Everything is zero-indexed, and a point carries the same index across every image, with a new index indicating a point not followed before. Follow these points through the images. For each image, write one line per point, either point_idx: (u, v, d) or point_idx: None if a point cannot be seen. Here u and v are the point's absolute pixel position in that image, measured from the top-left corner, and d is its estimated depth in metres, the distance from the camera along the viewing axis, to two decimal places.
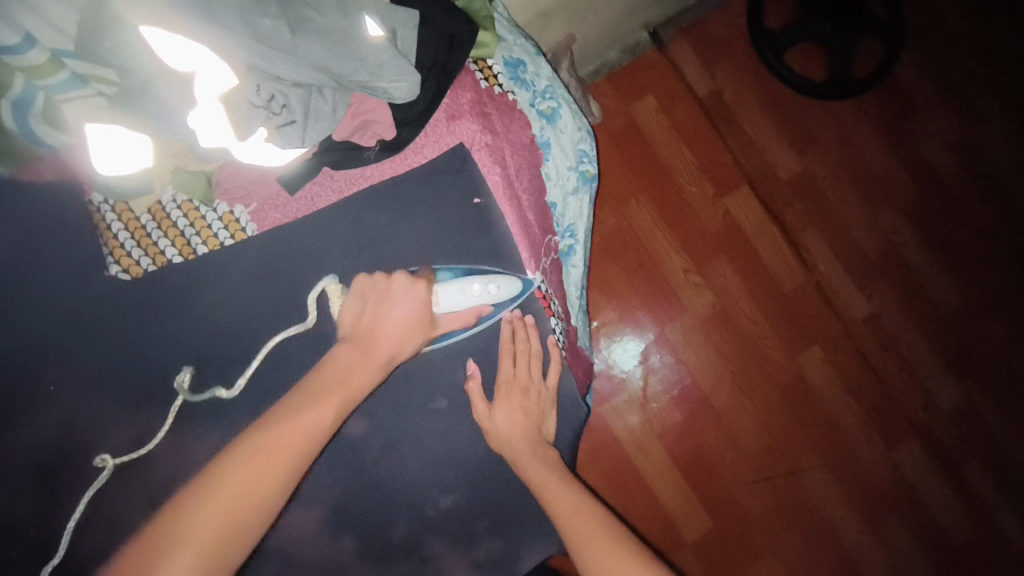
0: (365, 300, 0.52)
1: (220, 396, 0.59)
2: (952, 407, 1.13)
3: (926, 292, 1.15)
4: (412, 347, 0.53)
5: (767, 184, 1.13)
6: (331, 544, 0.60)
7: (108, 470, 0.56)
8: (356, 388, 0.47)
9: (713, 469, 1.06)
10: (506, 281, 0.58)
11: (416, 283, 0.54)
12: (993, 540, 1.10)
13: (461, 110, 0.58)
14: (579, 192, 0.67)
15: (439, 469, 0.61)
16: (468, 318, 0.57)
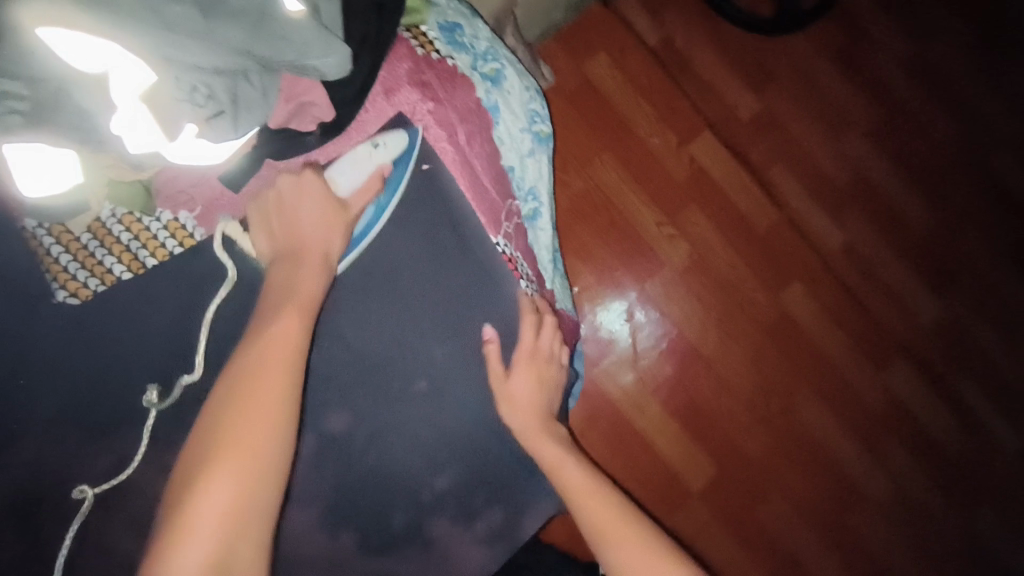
0: (270, 221, 0.53)
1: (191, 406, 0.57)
2: (933, 321, 1.14)
3: (897, 213, 1.16)
4: (334, 236, 0.54)
5: (728, 127, 1.14)
6: (332, 542, 0.59)
7: (89, 501, 0.56)
8: (312, 293, 0.50)
9: (711, 416, 1.07)
10: (391, 135, 0.57)
11: (303, 174, 0.54)
12: (985, 442, 1.14)
13: (399, 82, 0.57)
14: (536, 152, 0.66)
15: (431, 451, 0.60)
16: (372, 184, 0.56)
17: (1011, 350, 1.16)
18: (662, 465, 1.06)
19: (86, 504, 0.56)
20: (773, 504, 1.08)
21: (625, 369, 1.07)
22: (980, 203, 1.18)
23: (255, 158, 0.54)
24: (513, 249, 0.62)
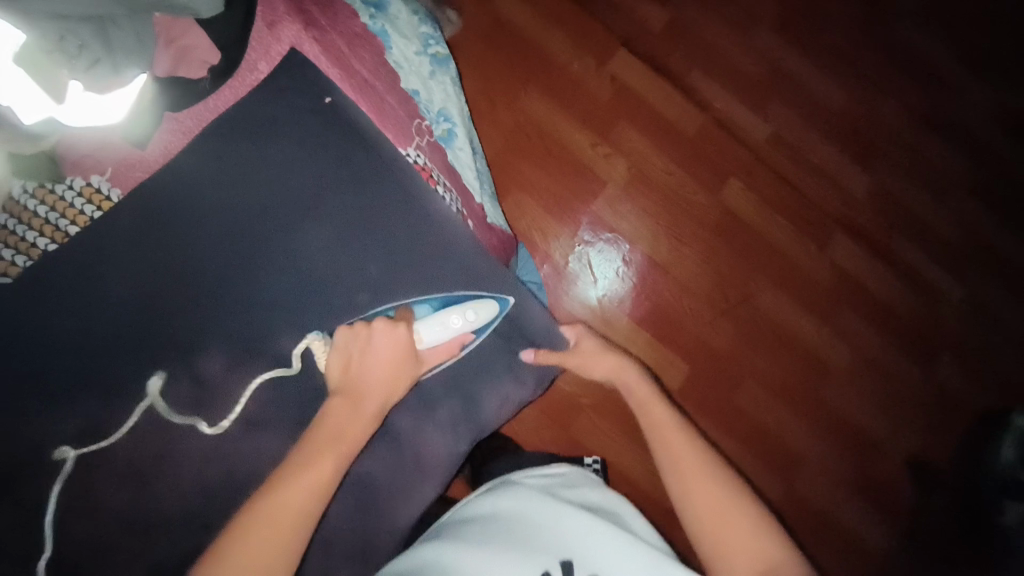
0: (350, 352, 0.60)
1: (152, 357, 0.58)
2: (867, 192, 1.20)
3: (817, 96, 1.20)
4: (401, 380, 0.60)
5: (643, 42, 1.16)
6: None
7: (70, 462, 0.56)
8: (354, 440, 0.55)
9: (676, 320, 1.12)
10: (484, 306, 0.67)
11: (398, 328, 0.62)
12: (938, 299, 1.20)
13: (278, 15, 0.64)
14: (438, 74, 0.75)
15: None
16: (452, 346, 0.66)
17: (942, 206, 1.22)
18: None
19: (69, 470, 0.55)
20: (746, 390, 1.12)
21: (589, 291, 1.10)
22: (892, 71, 1.23)
23: (157, 111, 0.59)
24: (425, 160, 0.70)
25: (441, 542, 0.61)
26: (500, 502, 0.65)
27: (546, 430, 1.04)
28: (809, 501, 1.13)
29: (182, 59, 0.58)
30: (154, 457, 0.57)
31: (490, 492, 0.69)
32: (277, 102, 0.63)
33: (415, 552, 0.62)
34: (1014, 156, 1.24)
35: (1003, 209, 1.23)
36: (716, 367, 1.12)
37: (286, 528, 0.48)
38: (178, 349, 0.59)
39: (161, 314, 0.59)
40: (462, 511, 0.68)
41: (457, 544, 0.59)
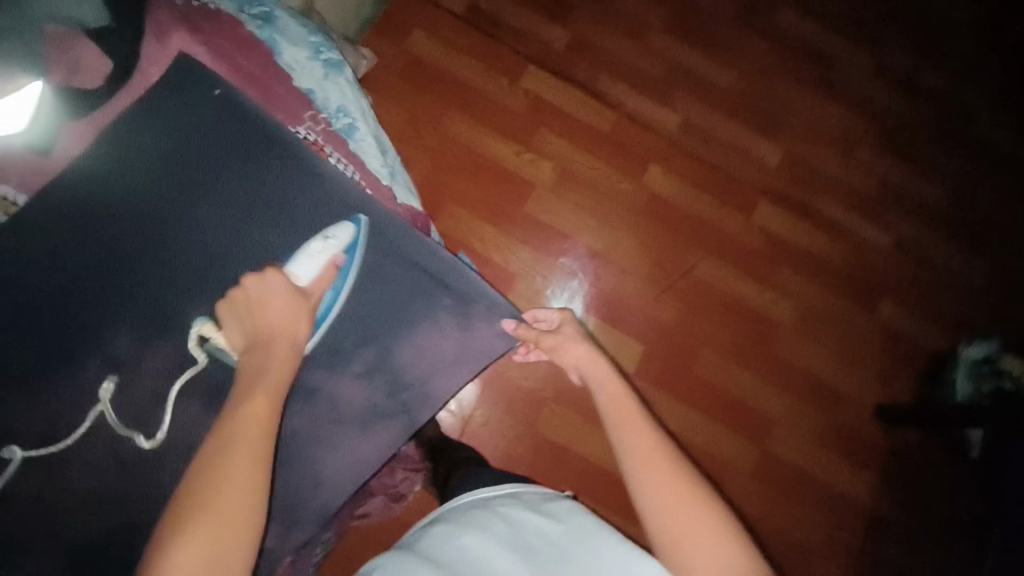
0: (243, 317, 0.61)
1: (61, 338, 0.63)
2: (779, 161, 1.29)
3: (716, 85, 1.31)
4: (300, 319, 0.61)
5: (548, 59, 1.27)
6: (216, 424, 0.64)
7: (15, 462, 0.59)
8: (279, 382, 0.56)
9: (621, 302, 1.15)
10: (341, 229, 0.69)
11: (266, 274, 0.62)
12: (868, 249, 1.25)
13: (167, 27, 0.72)
14: (332, 77, 0.81)
15: None
16: (327, 274, 0.66)
17: (851, 164, 1.31)
18: None
19: (10, 467, 0.59)
20: (703, 358, 1.14)
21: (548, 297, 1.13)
22: (778, 56, 1.35)
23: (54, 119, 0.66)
24: (317, 136, 0.78)
25: (466, 530, 0.54)
26: (539, 517, 0.55)
27: (510, 430, 1.02)
28: (786, 461, 1.11)
29: (75, 67, 0.67)
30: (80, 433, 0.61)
31: (527, 499, 0.59)
32: (187, 107, 0.71)
33: (433, 530, 0.56)
34: (903, 113, 1.36)
35: (906, 161, 1.33)
36: (669, 341, 1.14)
37: (251, 459, 0.50)
38: (82, 332, 0.63)
39: (71, 308, 0.64)
40: (490, 502, 0.59)
41: (492, 544, 0.52)
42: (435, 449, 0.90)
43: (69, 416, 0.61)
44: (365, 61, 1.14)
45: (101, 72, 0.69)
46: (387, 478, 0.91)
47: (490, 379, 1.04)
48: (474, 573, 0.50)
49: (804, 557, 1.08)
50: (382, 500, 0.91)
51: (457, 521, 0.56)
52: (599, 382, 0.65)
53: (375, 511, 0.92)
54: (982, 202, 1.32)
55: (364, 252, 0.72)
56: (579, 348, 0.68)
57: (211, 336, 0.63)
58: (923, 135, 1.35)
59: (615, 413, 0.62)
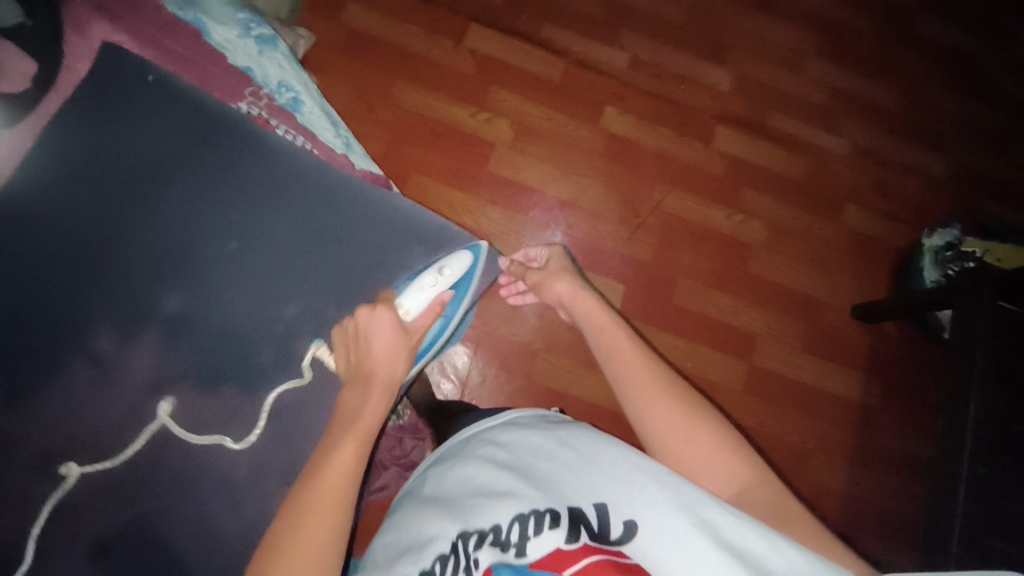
0: (352, 348, 0.64)
1: (38, 348, 0.61)
2: (731, 86, 1.29)
3: (659, 18, 1.30)
4: (398, 358, 0.63)
5: (488, 14, 1.24)
6: (217, 401, 0.64)
7: (74, 478, 0.59)
8: (369, 427, 0.57)
9: (597, 246, 1.16)
10: (455, 261, 0.71)
11: (378, 309, 0.66)
12: (826, 159, 1.28)
13: (86, 20, 0.71)
14: (266, 52, 0.80)
15: (271, 295, 0.68)
16: (435, 309, 0.68)
17: (800, 79, 1.32)
18: None
19: (69, 482, 0.59)
20: (683, 286, 1.17)
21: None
22: None
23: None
24: (261, 110, 0.80)
25: (465, 462, 0.58)
26: (538, 437, 0.57)
27: (508, 385, 1.04)
28: (776, 373, 1.16)
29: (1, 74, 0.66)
30: (86, 432, 0.61)
31: (526, 423, 0.61)
32: (126, 100, 0.69)
33: (437, 467, 0.61)
34: (846, 21, 1.37)
35: (854, 67, 1.35)
36: (649, 276, 1.17)
37: (331, 505, 0.50)
38: (59, 334, 0.62)
39: (41, 311, 0.62)
40: (487, 431, 0.62)
41: (490, 470, 0.55)
42: (434, 410, 0.92)
43: (66, 419, 0.61)
44: (303, 40, 1.11)
45: (27, 73, 0.67)
46: (396, 448, 0.95)
47: (481, 339, 1.05)
48: (474, 497, 0.54)
49: (807, 458, 1.13)
50: (396, 471, 0.93)
51: (456, 454, 0.60)
52: (586, 316, 0.70)
53: (391, 485, 0.93)
54: (930, 97, 1.35)
55: (329, 215, 0.72)
56: (562, 283, 0.74)
57: (324, 359, 0.67)
58: (867, 40, 1.37)
59: (605, 346, 0.66)
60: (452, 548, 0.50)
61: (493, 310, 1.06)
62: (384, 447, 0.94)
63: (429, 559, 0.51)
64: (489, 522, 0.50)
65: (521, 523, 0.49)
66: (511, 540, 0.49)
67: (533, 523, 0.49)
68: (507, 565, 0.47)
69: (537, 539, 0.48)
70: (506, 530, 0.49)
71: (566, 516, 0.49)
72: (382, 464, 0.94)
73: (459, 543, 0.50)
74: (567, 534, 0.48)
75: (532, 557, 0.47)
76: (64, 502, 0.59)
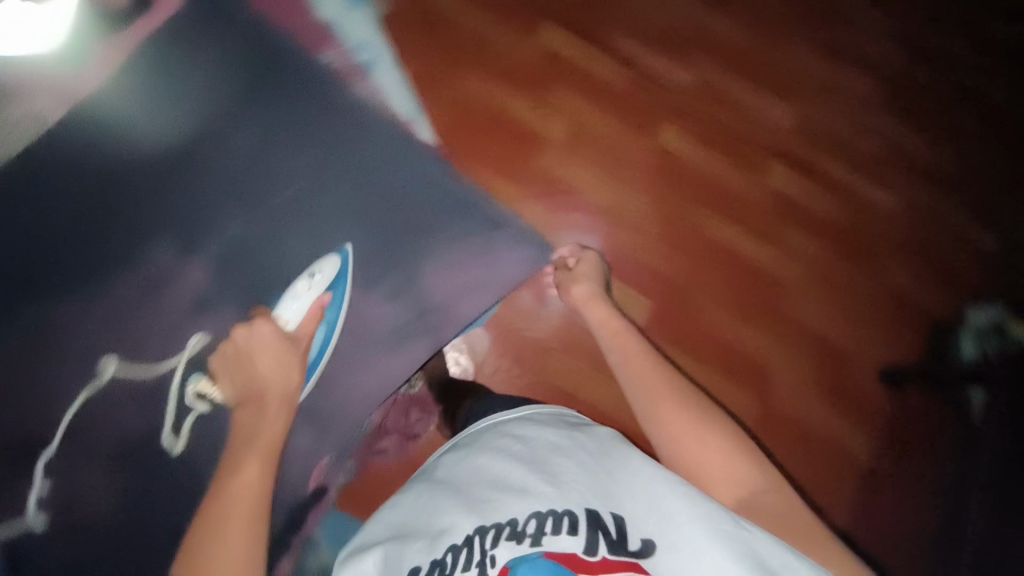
0: (234, 369, 0.66)
1: (96, 238, 0.57)
2: (790, 124, 1.27)
3: (729, 45, 1.29)
4: (290, 369, 0.69)
5: (561, 14, 1.24)
6: (248, 329, 0.67)
7: (110, 374, 0.58)
8: (269, 441, 0.62)
9: (633, 258, 1.16)
10: (325, 263, 0.73)
11: (255, 323, 0.67)
12: (873, 213, 1.26)
13: None
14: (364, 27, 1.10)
15: (319, 238, 0.72)
16: (313, 316, 0.72)
17: (861, 127, 1.30)
18: None
19: (104, 377, 0.58)
20: (709, 312, 1.16)
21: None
22: (790, 19, 1.33)
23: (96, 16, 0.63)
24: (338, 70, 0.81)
25: (481, 453, 0.59)
26: (557, 436, 0.58)
27: (521, 376, 1.05)
28: (792, 418, 1.14)
29: None
30: (130, 341, 0.59)
31: (541, 421, 0.62)
32: (217, 28, 0.69)
33: (452, 453, 0.62)
34: (918, 78, 1.35)
35: (919, 124, 1.32)
36: (676, 294, 1.16)
37: (254, 518, 0.56)
38: (123, 235, 0.59)
39: (102, 208, 0.58)
40: (506, 424, 0.63)
41: (505, 461, 0.56)
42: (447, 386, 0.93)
43: (111, 322, 0.58)
44: None
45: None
46: (401, 416, 0.95)
47: (501, 328, 1.06)
48: (490, 489, 0.54)
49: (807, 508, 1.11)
50: (397, 438, 0.95)
51: (471, 443, 0.61)
52: (603, 321, 0.78)
53: (391, 452, 0.95)
54: (993, 168, 1.32)
55: (366, 170, 0.77)
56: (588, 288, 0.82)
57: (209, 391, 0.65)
58: (938, 100, 1.34)
59: (616, 349, 0.72)
60: (466, 540, 0.50)
61: (517, 302, 1.07)
62: (389, 412, 0.95)
63: (442, 547, 0.51)
64: (507, 516, 0.51)
65: (538, 519, 0.50)
66: (527, 531, 0.49)
67: (551, 523, 0.49)
68: (522, 559, 0.48)
69: (555, 539, 0.48)
70: (523, 523, 0.50)
71: (584, 521, 0.49)
72: (384, 428, 0.94)
73: (475, 536, 0.50)
74: (585, 543, 0.48)
75: (548, 552, 0.48)
76: (99, 405, 0.58)
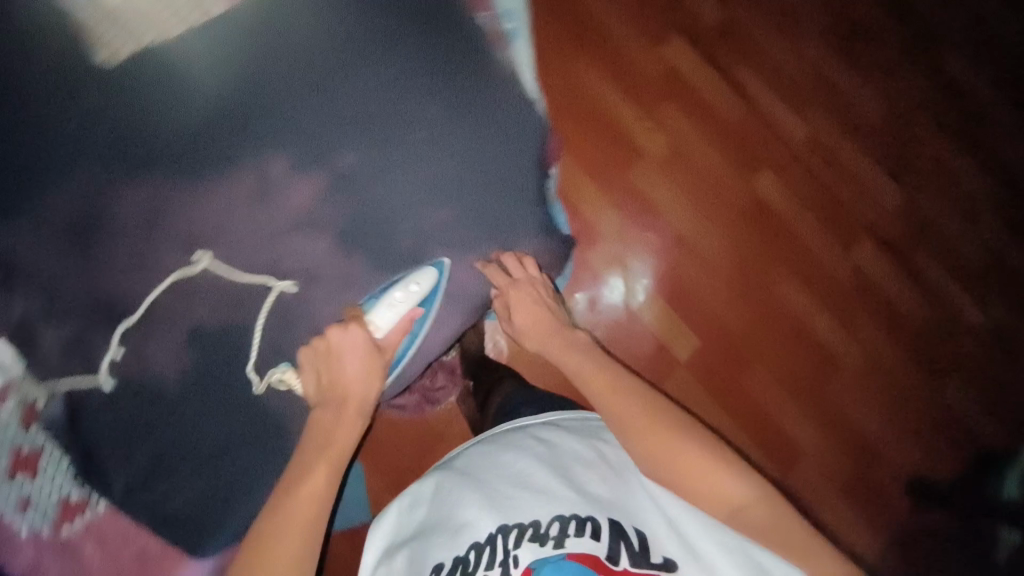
0: (319, 368, 0.64)
1: (226, 137, 0.61)
2: (896, 208, 1.20)
3: (857, 110, 1.22)
4: (374, 378, 0.65)
5: (695, 33, 1.19)
6: (343, 261, 0.65)
7: (201, 265, 0.62)
8: (342, 447, 0.59)
9: (694, 297, 1.13)
10: (421, 274, 0.67)
11: (349, 326, 0.64)
12: (953, 323, 1.19)
13: None
14: None
15: (434, 186, 0.66)
16: (403, 325, 0.67)
17: (973, 233, 1.21)
18: (648, 335, 1.11)
19: (197, 268, 0.62)
20: (753, 372, 1.13)
21: (618, 283, 1.12)
22: (932, 100, 1.24)
23: None
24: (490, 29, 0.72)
25: (506, 450, 0.58)
26: (579, 445, 0.58)
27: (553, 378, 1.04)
28: (807, 502, 1.11)
29: None
30: (224, 239, 0.62)
31: (566, 427, 0.62)
32: None
33: (475, 449, 0.61)
34: None
35: None
36: (726, 343, 1.13)
37: (310, 523, 0.52)
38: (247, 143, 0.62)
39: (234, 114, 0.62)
40: (528, 427, 0.62)
41: (528, 461, 0.56)
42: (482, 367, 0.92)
43: (216, 219, 0.61)
44: None
45: None
46: (428, 380, 0.95)
47: None
48: (512, 487, 0.54)
49: None
50: (417, 399, 0.95)
51: (496, 441, 0.61)
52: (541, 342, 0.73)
53: (409, 406, 0.95)
54: None
55: (500, 123, 0.69)
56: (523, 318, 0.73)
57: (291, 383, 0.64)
58: None
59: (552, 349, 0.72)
60: (490, 540, 0.50)
61: None
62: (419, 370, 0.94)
63: (464, 545, 0.50)
64: (530, 518, 0.50)
65: (561, 521, 0.49)
66: (551, 534, 0.49)
67: (574, 525, 0.49)
68: (545, 561, 0.47)
69: (577, 540, 0.48)
70: (546, 526, 0.49)
71: (607, 529, 0.49)
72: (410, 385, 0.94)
73: (498, 536, 0.50)
74: (607, 549, 0.48)
75: (570, 552, 0.47)
76: (182, 290, 0.61)
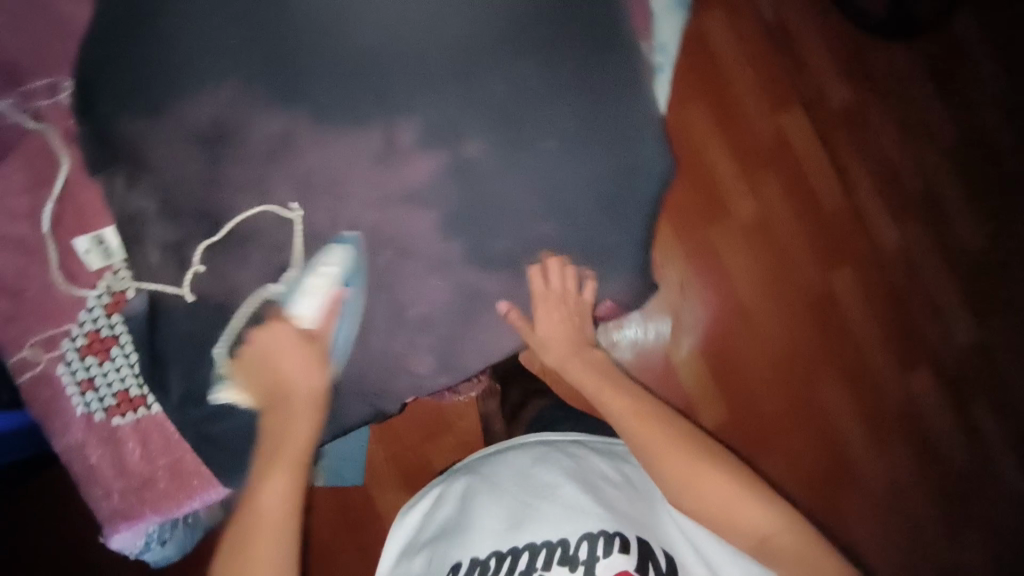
0: (256, 372, 0.63)
1: (372, 94, 0.65)
2: (967, 347, 1.13)
3: (960, 239, 1.14)
4: (314, 369, 0.62)
5: (818, 112, 1.12)
6: (439, 244, 0.65)
7: (296, 215, 0.64)
8: (299, 444, 0.60)
9: (736, 376, 1.07)
10: (335, 250, 0.64)
11: (274, 325, 0.63)
12: (991, 483, 1.11)
13: None
14: None
15: (551, 193, 0.66)
16: (329, 311, 0.63)
17: None
18: (681, 394, 1.07)
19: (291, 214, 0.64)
20: (771, 465, 1.07)
21: (664, 331, 1.07)
22: None
23: None
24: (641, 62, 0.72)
25: (537, 466, 0.61)
26: (608, 474, 0.61)
27: None
28: None
29: None
30: (330, 190, 0.64)
31: (594, 453, 0.65)
32: None
33: (505, 459, 0.64)
34: None
35: None
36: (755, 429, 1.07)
37: (279, 530, 0.56)
38: (378, 107, 0.64)
39: (376, 74, 0.65)
40: (559, 445, 0.66)
41: (558, 477, 0.59)
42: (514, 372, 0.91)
43: (331, 167, 0.64)
44: None
45: None
46: None
47: None
48: (541, 503, 0.57)
49: None
50: None
51: (523, 454, 0.64)
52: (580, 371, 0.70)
53: None
54: None
55: (625, 151, 0.68)
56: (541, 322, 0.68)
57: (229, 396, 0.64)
58: None
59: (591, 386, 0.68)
60: (513, 552, 0.53)
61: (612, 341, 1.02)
62: None
63: (486, 551, 0.54)
64: (558, 536, 0.53)
65: (589, 542, 0.52)
66: (580, 556, 0.51)
67: (603, 542, 0.51)
68: None
69: (605, 558, 0.50)
70: (574, 547, 0.52)
71: (634, 546, 0.51)
72: None
73: (526, 551, 0.53)
74: (635, 562, 0.50)
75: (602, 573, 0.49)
76: (267, 231, 0.64)
